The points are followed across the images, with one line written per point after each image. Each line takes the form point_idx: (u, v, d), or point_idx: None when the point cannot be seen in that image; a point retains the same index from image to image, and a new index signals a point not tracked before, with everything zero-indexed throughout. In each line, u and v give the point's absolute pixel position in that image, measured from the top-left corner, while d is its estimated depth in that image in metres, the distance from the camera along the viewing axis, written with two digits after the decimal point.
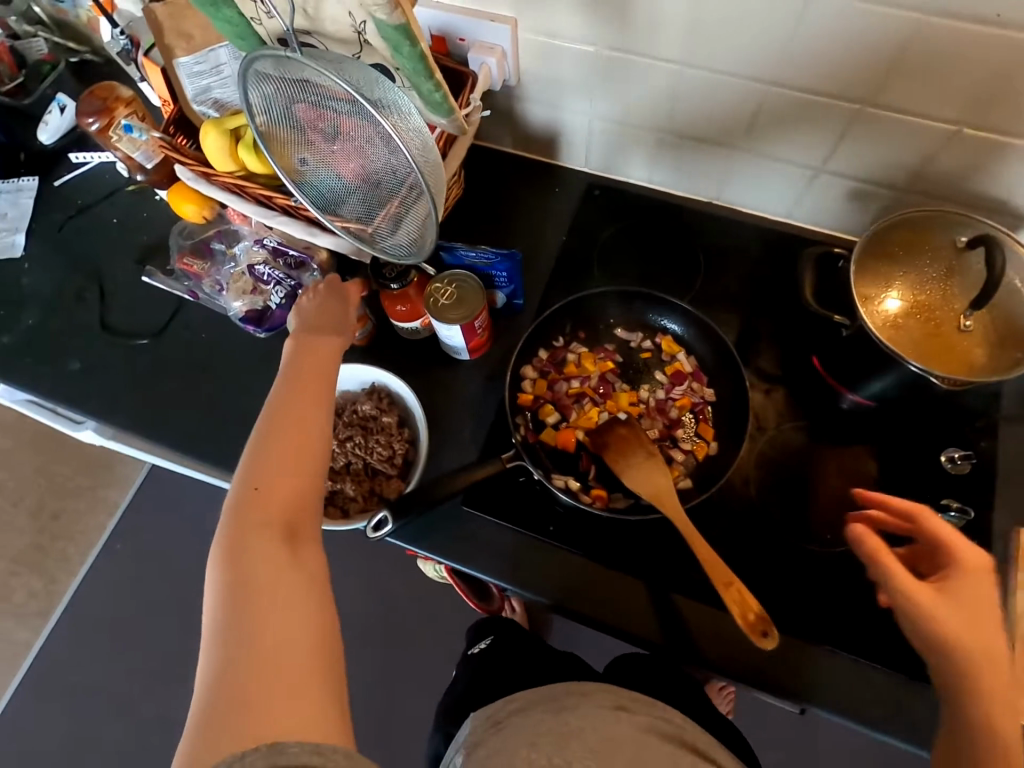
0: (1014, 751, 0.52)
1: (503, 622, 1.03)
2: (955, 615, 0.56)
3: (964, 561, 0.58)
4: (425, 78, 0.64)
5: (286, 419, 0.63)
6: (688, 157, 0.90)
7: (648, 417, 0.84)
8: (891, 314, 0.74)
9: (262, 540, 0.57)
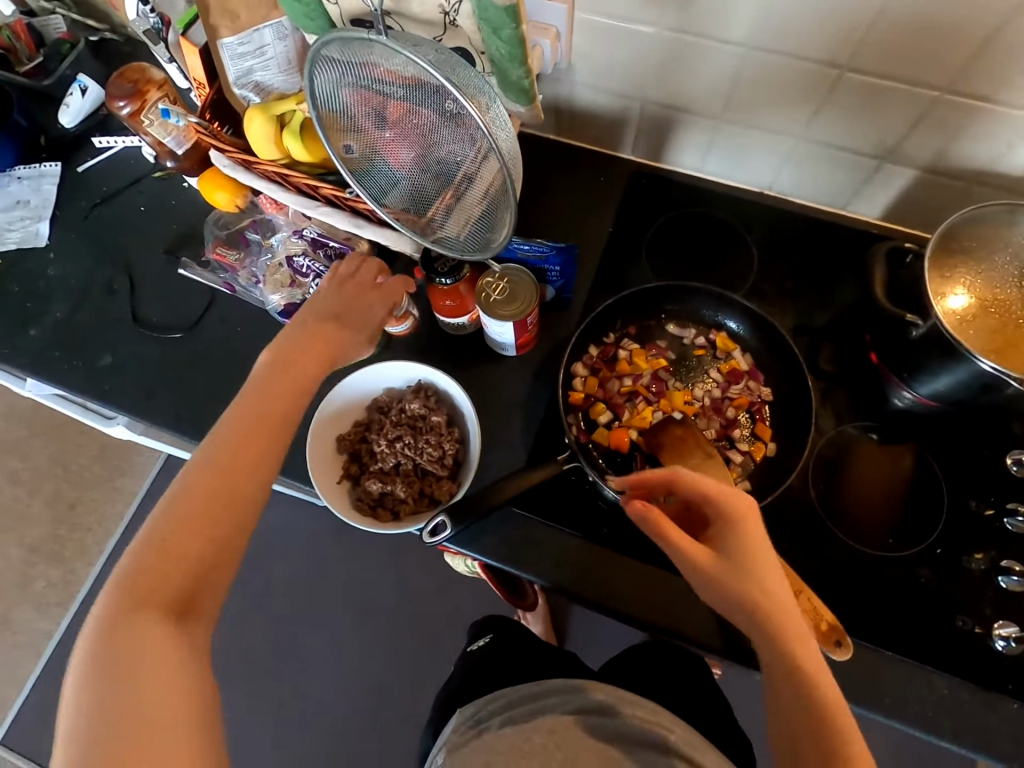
0: (836, 704, 0.50)
1: (506, 621, 0.96)
2: (735, 564, 0.55)
3: (735, 511, 0.57)
4: (517, 65, 0.68)
5: (235, 439, 0.58)
6: (746, 144, 0.87)
7: (704, 417, 0.82)
8: (960, 312, 0.71)
9: (174, 568, 0.52)
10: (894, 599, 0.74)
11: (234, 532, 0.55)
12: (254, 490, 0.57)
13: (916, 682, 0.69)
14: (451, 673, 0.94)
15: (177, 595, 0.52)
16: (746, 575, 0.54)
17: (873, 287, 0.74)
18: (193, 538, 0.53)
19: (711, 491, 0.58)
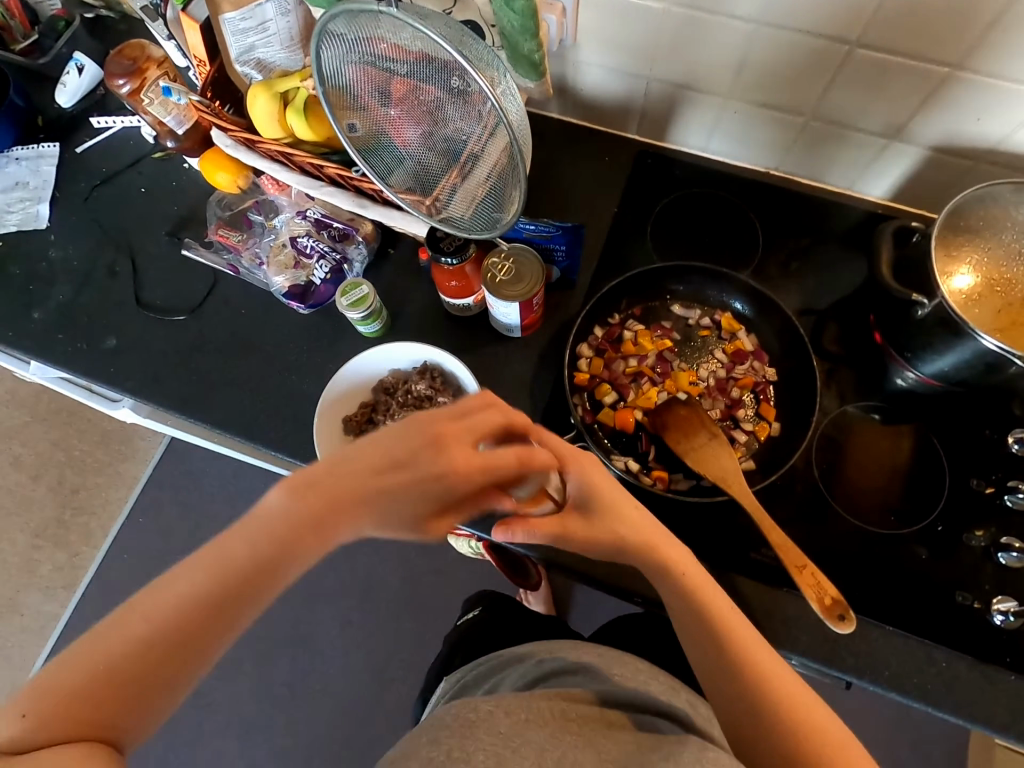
0: (750, 632, 0.57)
1: (504, 599, 0.95)
2: (612, 525, 0.60)
3: (584, 466, 0.62)
4: (529, 37, 0.69)
5: (210, 576, 0.51)
6: (752, 123, 0.86)
7: (709, 397, 0.82)
8: (966, 291, 0.71)
9: (92, 698, 0.47)
10: (896, 576, 0.75)
11: (175, 676, 0.50)
12: (208, 643, 0.50)
13: (916, 655, 0.71)
14: (445, 641, 0.94)
15: (84, 727, 0.46)
16: (615, 536, 0.59)
17: (879, 267, 0.75)
18: (126, 669, 0.48)
19: (567, 452, 0.61)
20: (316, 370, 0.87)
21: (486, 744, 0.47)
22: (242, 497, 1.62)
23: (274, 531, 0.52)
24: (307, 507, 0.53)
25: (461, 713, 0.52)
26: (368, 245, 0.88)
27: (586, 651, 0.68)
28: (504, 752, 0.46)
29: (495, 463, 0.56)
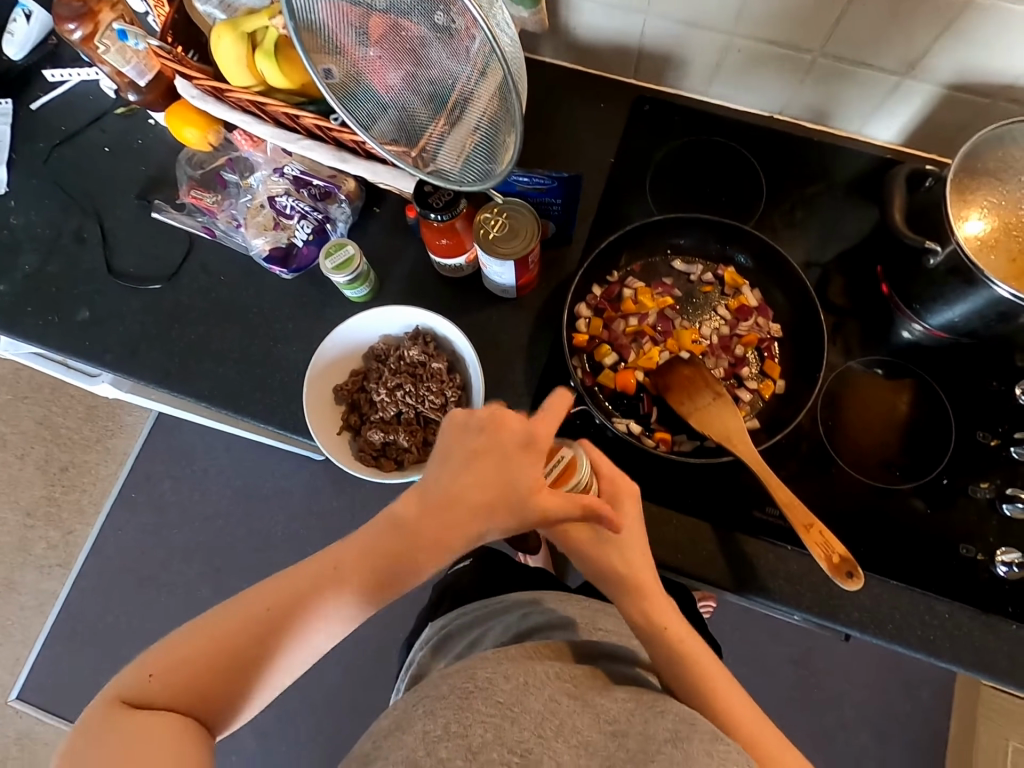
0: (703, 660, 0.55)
1: (497, 550, 0.94)
2: (601, 553, 0.59)
3: (619, 494, 0.59)
4: None
5: (328, 581, 0.51)
6: (757, 61, 0.81)
7: (712, 356, 0.80)
8: (979, 237, 0.68)
9: (208, 674, 0.48)
10: (902, 532, 0.74)
11: (282, 664, 0.51)
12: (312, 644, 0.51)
13: (919, 608, 0.71)
14: (435, 586, 0.94)
15: (195, 704, 0.47)
16: (608, 563, 0.58)
17: (890, 213, 0.72)
18: (244, 653, 0.49)
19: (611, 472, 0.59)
20: (303, 337, 0.83)
21: (487, 713, 0.45)
22: (235, 469, 1.59)
23: (390, 547, 0.52)
24: (420, 528, 0.52)
25: (458, 683, 0.49)
26: (351, 203, 0.83)
27: (570, 600, 0.68)
28: (503, 725, 0.44)
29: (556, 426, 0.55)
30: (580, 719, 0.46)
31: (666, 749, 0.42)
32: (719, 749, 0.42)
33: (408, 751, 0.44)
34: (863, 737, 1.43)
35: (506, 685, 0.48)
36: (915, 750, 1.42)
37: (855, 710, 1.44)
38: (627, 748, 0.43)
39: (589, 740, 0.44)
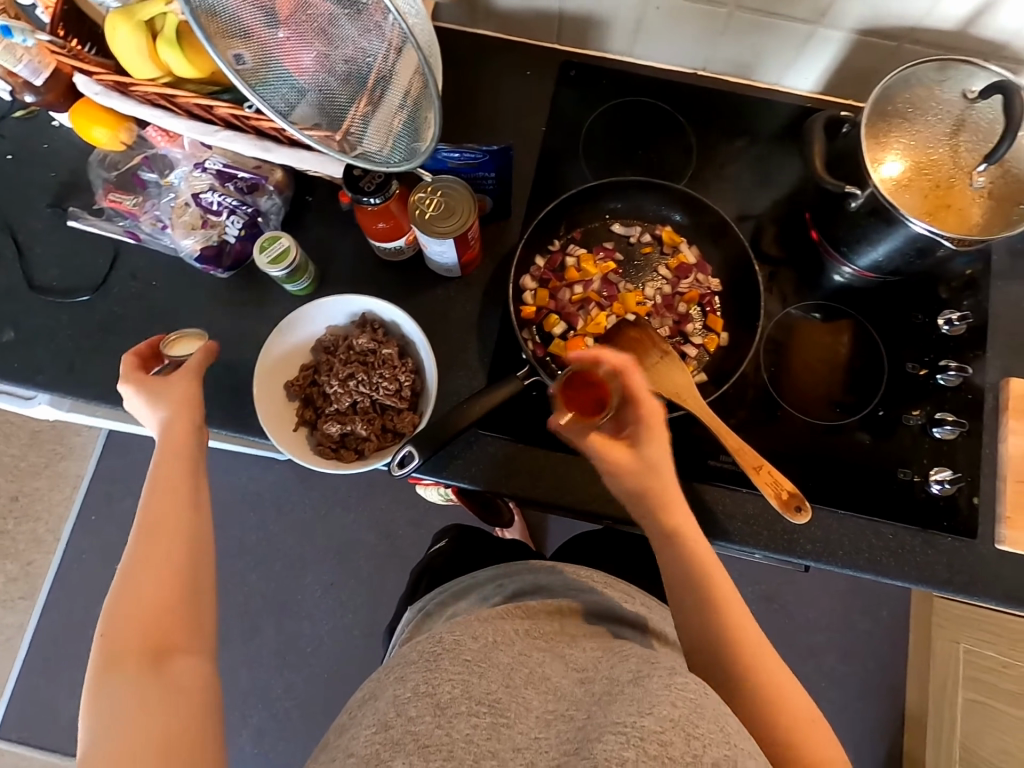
0: (719, 581, 0.57)
1: (472, 528, 0.96)
2: (636, 479, 0.59)
3: (654, 420, 0.60)
4: None
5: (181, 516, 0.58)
6: (676, 17, 0.82)
7: (657, 316, 0.82)
8: (896, 177, 0.71)
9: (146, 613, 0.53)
10: (847, 463, 0.79)
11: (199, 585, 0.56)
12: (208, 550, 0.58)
13: (865, 531, 0.76)
14: (413, 570, 0.95)
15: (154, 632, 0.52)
16: (642, 488, 0.59)
17: (811, 160, 0.75)
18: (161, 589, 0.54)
19: (644, 401, 0.60)
20: (248, 337, 0.81)
21: (454, 670, 0.48)
22: None
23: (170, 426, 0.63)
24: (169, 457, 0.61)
25: (425, 649, 0.51)
26: (282, 194, 0.81)
27: (547, 568, 0.71)
28: (472, 679, 0.47)
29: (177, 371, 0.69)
30: (550, 668, 0.50)
31: (629, 687, 0.45)
32: (677, 681, 0.45)
33: (379, 714, 0.46)
34: (833, 659, 1.54)
35: (474, 644, 0.50)
36: (879, 664, 1.54)
37: (824, 636, 1.54)
38: (593, 690, 0.47)
39: (556, 685, 0.48)
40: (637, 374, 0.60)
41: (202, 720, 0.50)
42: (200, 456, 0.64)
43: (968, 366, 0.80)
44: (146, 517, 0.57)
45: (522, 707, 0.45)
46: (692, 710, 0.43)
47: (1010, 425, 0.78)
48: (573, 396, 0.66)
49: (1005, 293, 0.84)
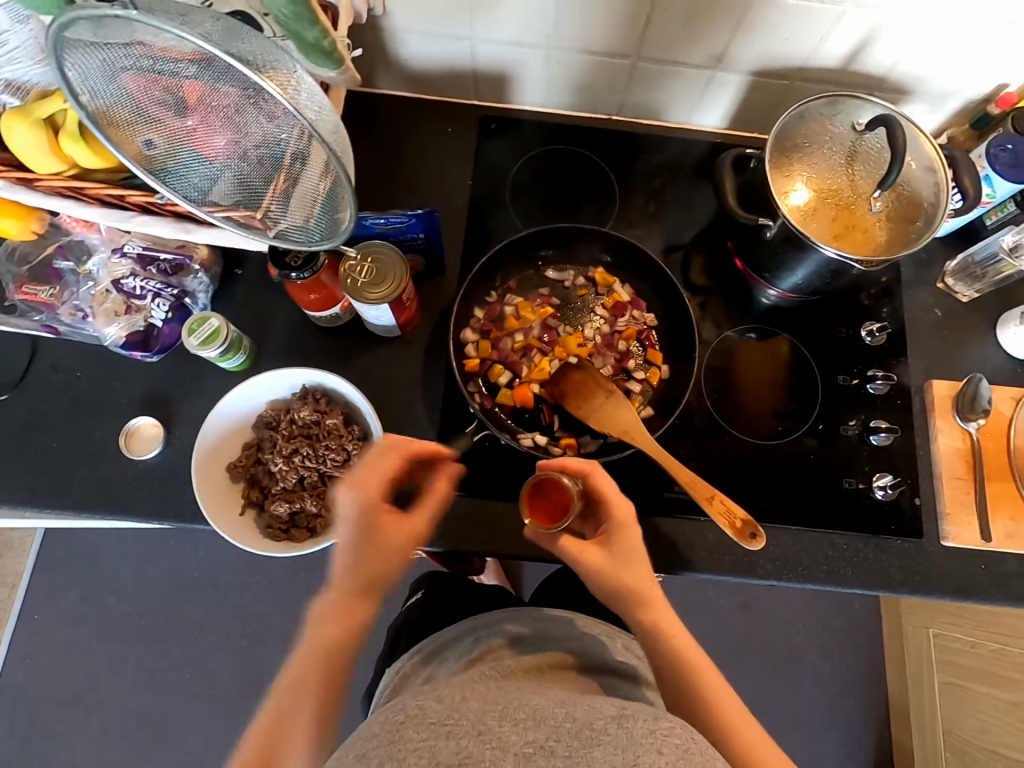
0: (699, 668, 0.62)
1: (446, 576, 0.94)
2: (616, 574, 0.63)
3: (625, 519, 0.65)
4: (308, 24, 0.54)
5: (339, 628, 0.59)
6: (585, 70, 0.85)
7: (599, 355, 0.83)
8: (804, 206, 0.76)
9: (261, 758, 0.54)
10: (795, 480, 0.81)
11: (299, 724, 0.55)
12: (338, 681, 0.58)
13: (818, 544, 0.78)
14: (391, 627, 0.93)
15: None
16: (617, 586, 0.63)
17: (724, 196, 0.78)
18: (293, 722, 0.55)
19: (613, 499, 0.66)
20: (184, 420, 0.78)
21: (420, 739, 0.43)
22: (153, 560, 1.48)
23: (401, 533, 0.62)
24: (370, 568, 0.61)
25: (387, 719, 0.46)
26: (209, 272, 0.80)
27: (522, 619, 0.72)
28: (439, 743, 0.43)
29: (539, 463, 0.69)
30: (531, 703, 0.47)
31: (612, 727, 0.44)
32: (662, 726, 0.45)
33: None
34: (815, 659, 1.56)
35: (440, 706, 0.46)
36: (859, 658, 1.57)
37: (804, 638, 1.57)
38: (574, 718, 0.45)
39: (537, 712, 0.46)
40: (601, 474, 0.67)
41: None
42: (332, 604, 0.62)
43: (894, 372, 0.84)
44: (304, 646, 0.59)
45: (500, 750, 0.42)
46: (679, 756, 0.43)
47: (939, 425, 0.82)
48: (537, 507, 0.68)
49: (916, 301, 0.89)
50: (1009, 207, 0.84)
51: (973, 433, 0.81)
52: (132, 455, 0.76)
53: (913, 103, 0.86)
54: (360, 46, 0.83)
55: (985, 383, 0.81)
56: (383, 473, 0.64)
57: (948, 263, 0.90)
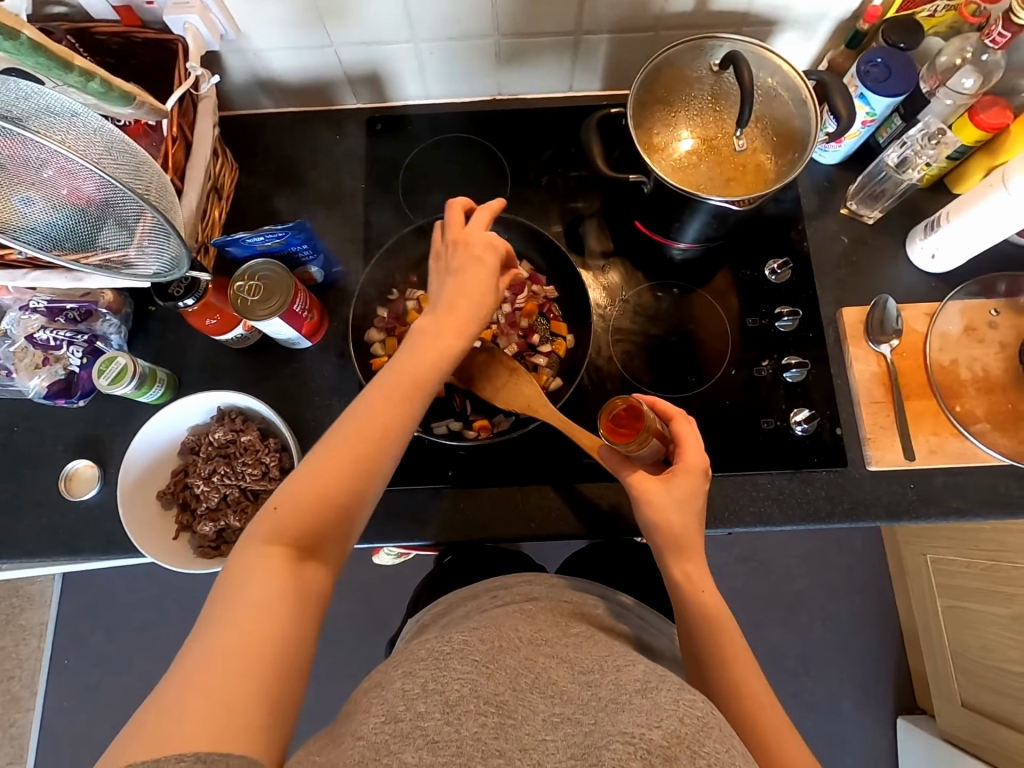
0: (703, 596, 0.62)
1: (465, 546, 1.01)
2: (665, 508, 0.63)
3: (695, 469, 0.64)
4: (64, 72, 0.55)
5: (420, 365, 0.60)
6: (452, 56, 0.86)
7: (504, 336, 0.84)
8: (685, 156, 0.77)
9: (305, 509, 0.54)
10: (714, 427, 0.81)
11: (357, 499, 0.55)
12: (408, 427, 0.58)
13: (743, 486, 0.79)
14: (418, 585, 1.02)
15: (304, 525, 0.53)
16: (658, 523, 0.64)
17: (594, 160, 0.77)
18: (340, 481, 0.55)
19: (691, 445, 0.65)
20: (117, 457, 0.82)
21: (462, 670, 0.50)
22: (163, 593, 1.53)
23: (469, 300, 0.63)
24: (439, 331, 0.62)
25: (433, 648, 0.54)
26: (118, 314, 0.83)
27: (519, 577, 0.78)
28: (480, 679, 0.50)
29: (684, 430, 0.65)
30: (556, 674, 0.52)
31: (636, 697, 0.47)
32: (685, 697, 0.46)
33: (388, 706, 0.47)
34: (823, 600, 1.55)
35: (481, 647, 0.54)
36: (867, 594, 1.55)
37: (809, 581, 1.55)
38: (599, 695, 0.49)
39: (564, 689, 0.50)
40: (687, 422, 0.66)
41: (296, 628, 0.50)
42: (393, 368, 0.60)
43: (800, 308, 0.84)
44: (357, 407, 0.58)
45: (529, 709, 0.48)
46: (699, 727, 0.44)
47: (853, 352, 0.82)
48: (620, 427, 0.62)
49: (823, 229, 0.88)
50: (895, 122, 0.83)
51: (887, 355, 0.81)
52: (71, 498, 0.80)
53: (786, 32, 0.85)
54: (228, 71, 0.85)
55: (891, 303, 0.82)
56: (498, 252, 0.66)
57: (850, 187, 0.88)
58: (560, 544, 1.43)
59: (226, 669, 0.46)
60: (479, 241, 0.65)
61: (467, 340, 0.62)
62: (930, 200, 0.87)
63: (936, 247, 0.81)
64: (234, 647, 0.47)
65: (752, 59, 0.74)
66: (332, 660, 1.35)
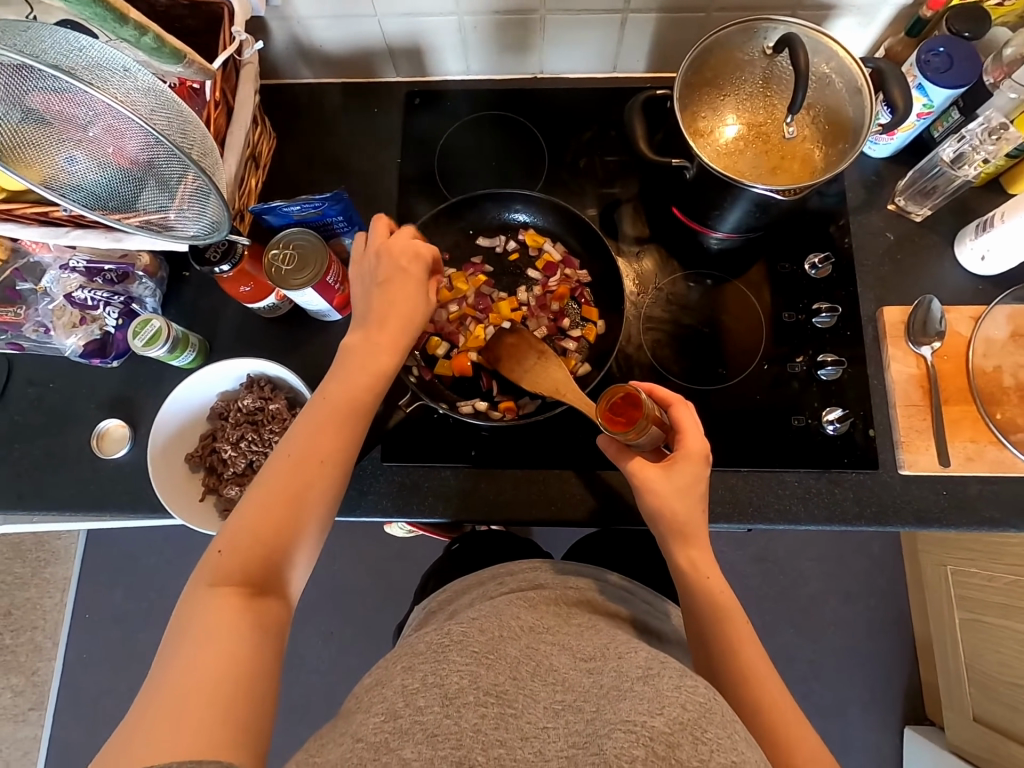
0: (719, 592, 0.61)
1: (474, 536, 1.01)
2: (668, 498, 0.63)
3: (696, 453, 0.63)
4: (120, 24, 0.56)
5: (352, 386, 0.60)
6: (495, 32, 0.85)
7: (533, 318, 0.84)
8: (729, 142, 0.74)
9: (251, 547, 0.53)
10: (742, 422, 0.80)
11: (304, 526, 0.55)
12: (346, 452, 0.58)
13: (770, 482, 0.78)
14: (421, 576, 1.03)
15: (254, 558, 0.53)
16: (666, 516, 0.63)
17: (636, 143, 0.76)
18: (286, 514, 0.54)
19: (691, 430, 0.63)
20: (148, 419, 0.84)
21: (462, 662, 0.50)
22: (183, 555, 1.57)
23: (404, 315, 0.62)
24: (372, 351, 0.61)
25: (434, 640, 0.53)
26: (153, 277, 0.84)
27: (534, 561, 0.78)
28: (480, 670, 0.49)
29: (682, 414, 0.64)
30: (557, 662, 0.52)
31: (638, 684, 0.47)
32: (687, 683, 0.46)
33: (388, 703, 0.47)
34: (836, 603, 1.53)
35: (481, 637, 0.53)
36: (881, 600, 1.53)
37: (823, 584, 1.53)
38: (601, 682, 0.49)
39: (565, 677, 0.50)
40: (685, 406, 0.64)
41: (258, 659, 0.50)
42: (322, 394, 0.60)
43: (840, 304, 0.82)
44: (293, 436, 0.58)
45: (530, 698, 0.48)
46: (701, 713, 0.44)
47: (892, 353, 0.80)
48: (617, 415, 0.61)
49: (867, 225, 0.86)
50: (953, 114, 0.80)
51: (928, 358, 0.79)
52: (103, 455, 0.81)
53: (843, 18, 0.82)
54: (272, 39, 0.85)
55: (936, 304, 0.79)
56: (424, 263, 0.64)
57: (899, 183, 0.85)
58: (574, 531, 1.44)
59: (190, 708, 0.45)
60: (405, 246, 0.64)
61: (401, 355, 0.62)
62: (983, 199, 0.84)
63: (986, 249, 0.78)
64: (197, 690, 0.46)
65: (808, 43, 0.72)
66: (342, 629, 1.38)
